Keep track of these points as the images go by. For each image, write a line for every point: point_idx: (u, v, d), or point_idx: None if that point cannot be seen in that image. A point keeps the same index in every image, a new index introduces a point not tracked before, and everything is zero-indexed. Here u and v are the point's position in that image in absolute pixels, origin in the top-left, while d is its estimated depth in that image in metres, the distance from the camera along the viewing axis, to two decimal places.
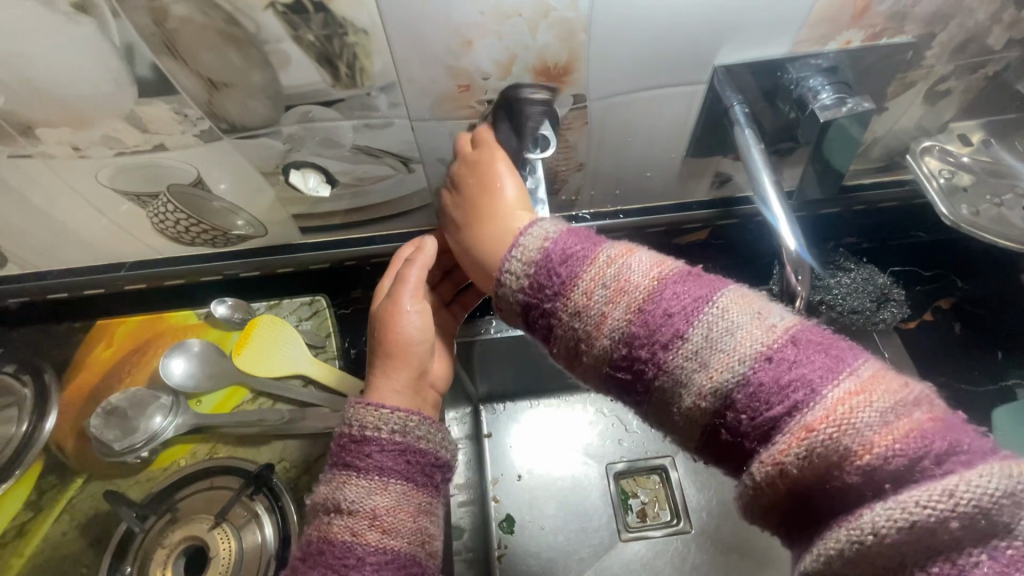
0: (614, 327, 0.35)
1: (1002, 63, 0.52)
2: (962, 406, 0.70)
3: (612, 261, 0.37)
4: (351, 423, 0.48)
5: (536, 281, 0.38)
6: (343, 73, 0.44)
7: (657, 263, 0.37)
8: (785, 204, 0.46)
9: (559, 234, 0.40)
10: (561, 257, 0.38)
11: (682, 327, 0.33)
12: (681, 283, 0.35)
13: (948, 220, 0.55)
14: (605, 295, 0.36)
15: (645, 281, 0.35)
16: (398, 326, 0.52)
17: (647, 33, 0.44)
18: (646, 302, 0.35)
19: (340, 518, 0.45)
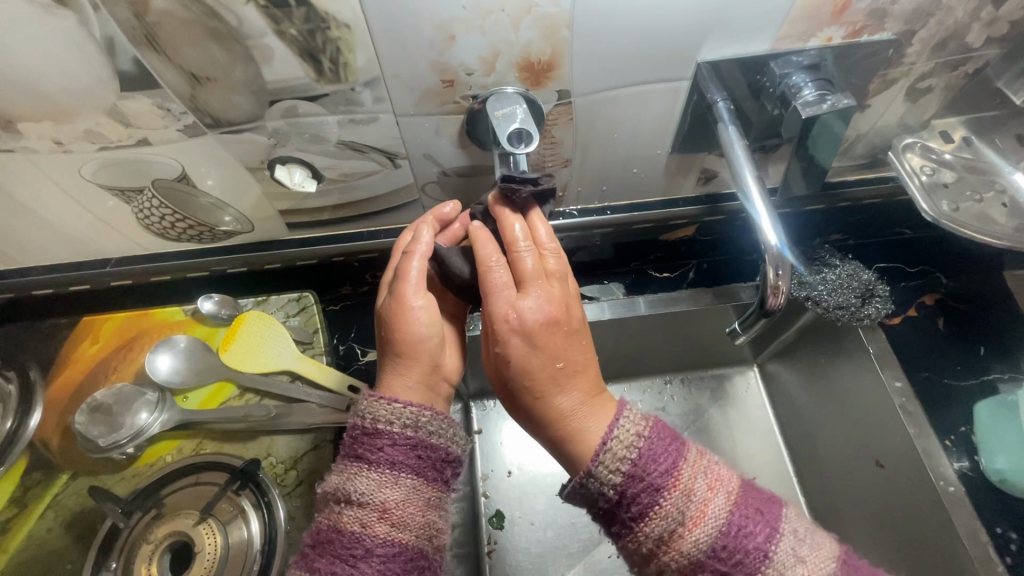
0: (694, 558, 0.42)
1: (982, 60, 0.52)
2: (945, 400, 0.71)
3: (693, 489, 0.43)
4: (365, 415, 0.48)
5: (622, 500, 0.43)
6: (327, 68, 0.44)
7: (734, 485, 0.44)
8: (768, 200, 0.47)
9: (649, 427, 0.45)
10: (653, 487, 0.42)
11: (757, 562, 0.42)
12: (752, 510, 0.44)
13: (929, 215, 0.56)
14: (688, 523, 0.42)
15: (726, 510, 0.43)
16: (405, 325, 0.50)
17: (631, 29, 0.44)
18: (731, 529, 0.42)
19: (351, 509, 0.46)
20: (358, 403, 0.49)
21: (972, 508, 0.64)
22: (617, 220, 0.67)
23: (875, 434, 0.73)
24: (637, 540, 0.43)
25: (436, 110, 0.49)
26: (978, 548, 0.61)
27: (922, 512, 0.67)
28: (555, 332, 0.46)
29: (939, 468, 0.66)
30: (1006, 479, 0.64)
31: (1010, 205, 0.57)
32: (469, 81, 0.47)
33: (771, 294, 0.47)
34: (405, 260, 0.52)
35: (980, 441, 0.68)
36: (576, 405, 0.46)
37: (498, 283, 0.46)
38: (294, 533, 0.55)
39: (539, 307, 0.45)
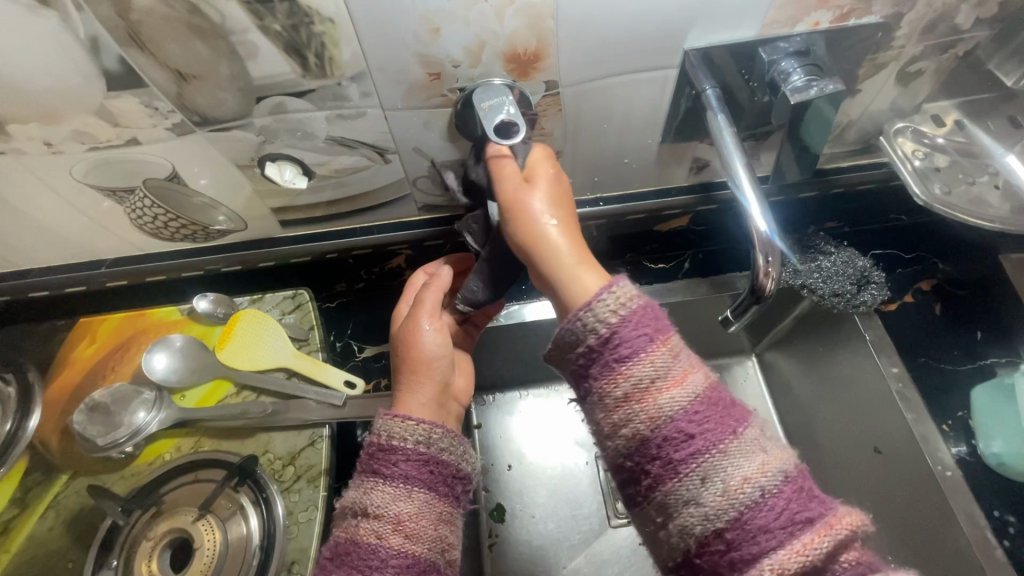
0: (658, 417, 0.39)
1: (972, 42, 0.52)
2: (943, 386, 0.71)
3: (678, 360, 0.41)
4: (381, 432, 0.49)
5: (608, 338, 0.41)
6: (312, 63, 0.44)
7: (713, 376, 0.43)
8: (757, 186, 0.46)
9: (642, 304, 0.43)
10: (637, 336, 0.41)
11: (722, 434, 0.39)
12: (726, 410, 0.41)
13: (921, 199, 0.56)
14: (657, 388, 0.40)
15: (698, 391, 0.40)
16: (418, 343, 0.55)
17: (615, 15, 0.44)
18: (697, 409, 0.40)
19: (367, 521, 0.46)
20: (374, 420, 0.51)
21: (970, 491, 0.64)
22: (609, 212, 0.67)
23: (873, 421, 0.74)
24: (610, 385, 0.41)
25: (424, 103, 0.49)
26: (975, 531, 0.61)
27: (919, 496, 0.67)
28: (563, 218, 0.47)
29: (936, 453, 0.66)
30: (1003, 463, 0.64)
31: (1002, 188, 0.57)
32: (456, 73, 0.47)
33: (762, 280, 0.46)
34: (423, 291, 0.58)
35: (977, 425, 0.67)
36: (575, 259, 0.46)
37: (505, 159, 0.48)
38: (294, 527, 0.55)
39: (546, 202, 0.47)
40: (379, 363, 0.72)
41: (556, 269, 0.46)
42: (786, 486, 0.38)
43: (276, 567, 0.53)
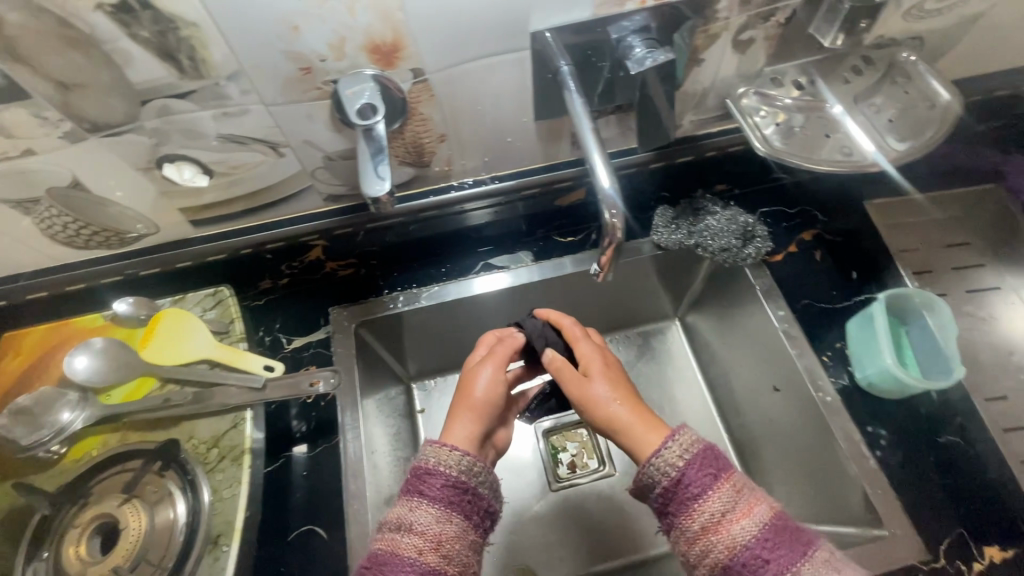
0: (734, 546, 0.45)
1: (789, 10, 0.59)
2: (825, 323, 0.78)
3: (739, 495, 0.47)
4: (426, 457, 0.55)
5: (676, 480, 0.48)
6: (187, 65, 0.48)
7: (772, 507, 0.47)
8: (603, 150, 0.52)
9: (702, 447, 0.49)
10: (699, 484, 0.47)
11: (793, 559, 0.44)
12: (794, 534, 0.46)
13: (761, 151, 0.61)
14: (721, 526, 0.46)
15: (761, 522, 0.46)
16: (473, 387, 0.63)
17: (458, 4, 0.49)
18: (762, 541, 0.45)
19: (408, 536, 0.50)
20: (424, 446, 0.56)
21: (848, 413, 0.71)
22: (505, 188, 0.73)
23: (769, 362, 0.80)
24: (682, 534, 0.47)
25: (303, 96, 0.54)
26: (852, 447, 0.68)
27: (809, 424, 0.74)
28: (624, 397, 0.59)
29: (818, 382, 0.73)
30: (872, 383, 0.72)
31: (833, 135, 0.64)
32: (325, 67, 0.51)
33: (612, 232, 0.52)
34: (498, 344, 0.68)
35: (852, 354, 0.75)
36: (630, 416, 0.56)
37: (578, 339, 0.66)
38: (219, 504, 0.58)
39: (607, 392, 0.59)
40: (309, 352, 0.79)
41: (627, 437, 0.56)
42: None
43: (201, 542, 0.56)
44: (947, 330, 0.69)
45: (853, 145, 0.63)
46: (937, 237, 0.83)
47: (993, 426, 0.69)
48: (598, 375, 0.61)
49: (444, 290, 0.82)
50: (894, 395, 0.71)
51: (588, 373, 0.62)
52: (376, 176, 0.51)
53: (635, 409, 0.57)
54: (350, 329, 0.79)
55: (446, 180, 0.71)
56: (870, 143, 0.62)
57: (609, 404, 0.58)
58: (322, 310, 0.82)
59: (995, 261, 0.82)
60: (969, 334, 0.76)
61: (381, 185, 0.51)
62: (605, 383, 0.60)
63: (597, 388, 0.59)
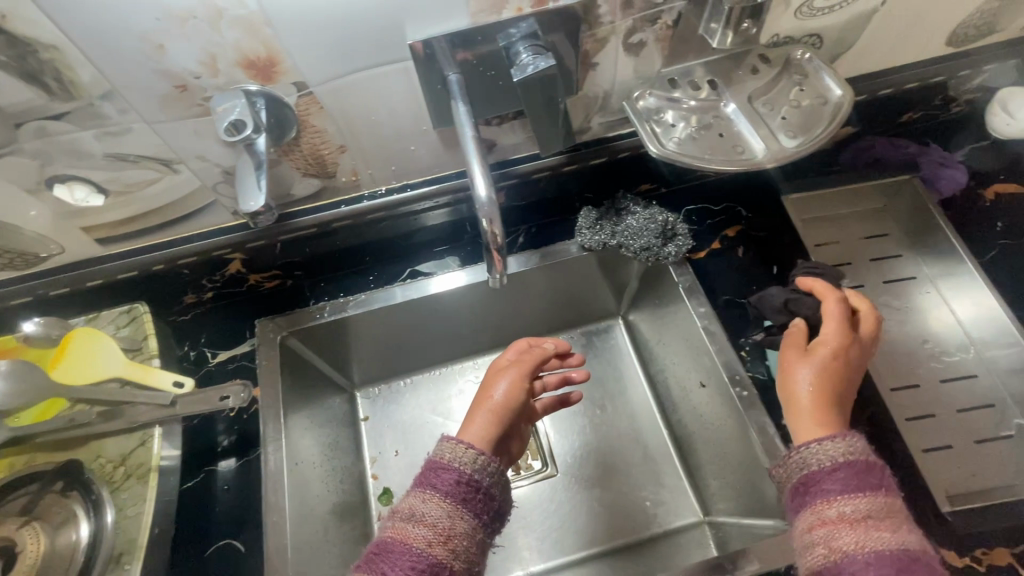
0: (861, 545, 0.45)
1: (674, 12, 0.59)
2: (745, 318, 0.79)
3: (888, 510, 0.47)
4: (442, 452, 0.60)
5: (831, 468, 0.49)
6: (55, 87, 0.48)
7: (914, 538, 0.46)
8: (484, 159, 0.53)
9: (864, 457, 0.50)
10: (849, 484, 0.48)
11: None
12: (923, 568, 0.44)
13: (654, 151, 0.61)
14: (858, 523, 0.46)
15: (897, 542, 0.45)
16: (492, 392, 0.68)
17: (326, 18, 0.49)
18: (892, 556, 0.44)
19: (417, 527, 0.54)
20: (439, 442, 0.62)
21: (764, 406, 0.72)
22: (418, 196, 0.73)
23: (695, 359, 0.81)
24: (808, 516, 0.48)
25: (185, 113, 0.54)
26: (766, 440, 0.68)
27: (726, 420, 0.76)
28: (818, 393, 0.56)
29: (737, 376, 0.73)
30: None
31: (727, 134, 0.64)
32: (201, 84, 0.52)
33: (492, 240, 0.54)
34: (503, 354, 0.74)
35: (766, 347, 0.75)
36: (810, 412, 0.55)
37: (829, 302, 0.62)
38: (124, 523, 0.60)
39: (809, 381, 0.57)
40: (233, 365, 0.79)
41: (795, 426, 0.56)
42: None
43: (105, 558, 0.57)
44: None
45: (744, 143, 0.63)
46: (857, 230, 0.85)
47: (899, 415, 0.70)
48: (811, 361, 0.58)
49: (369, 299, 0.82)
50: None
51: (812, 351, 0.59)
52: (251, 192, 0.53)
53: (818, 407, 0.55)
54: (277, 340, 0.79)
55: (357, 190, 0.72)
56: (760, 141, 0.63)
57: (801, 397, 0.56)
58: (248, 322, 0.82)
59: (913, 252, 0.83)
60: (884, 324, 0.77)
61: (254, 199, 0.53)
62: (815, 369, 0.57)
63: (799, 382, 0.57)
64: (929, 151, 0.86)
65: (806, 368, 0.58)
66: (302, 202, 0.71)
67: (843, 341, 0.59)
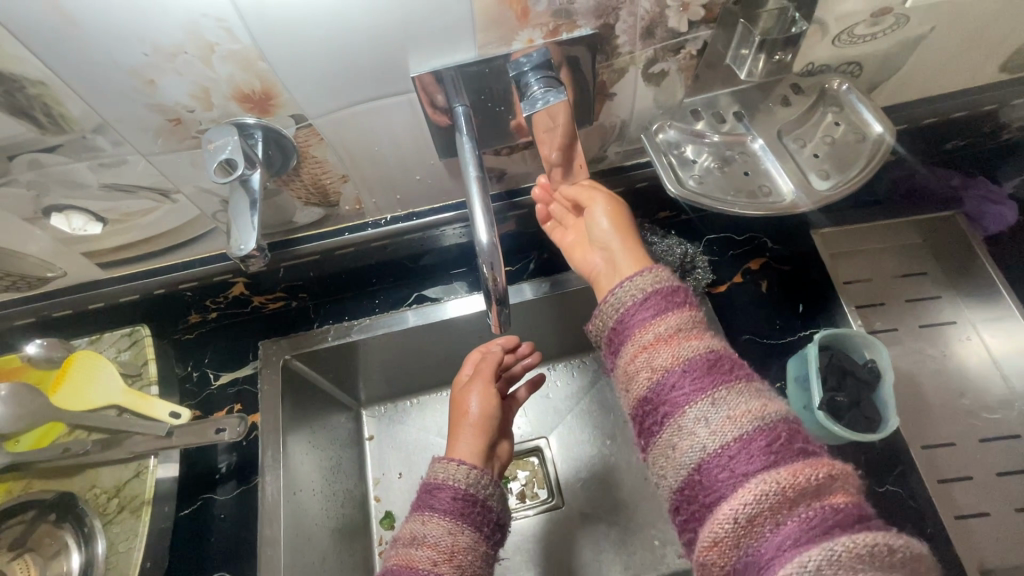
0: (679, 358, 0.43)
1: (700, 41, 0.55)
2: (766, 359, 0.73)
3: (695, 324, 0.46)
4: (437, 472, 0.59)
5: (639, 301, 0.48)
6: (46, 121, 0.47)
7: (720, 346, 0.45)
8: (488, 202, 0.50)
9: (670, 286, 0.49)
10: (658, 308, 0.47)
11: (712, 383, 0.42)
12: (733, 364, 0.44)
13: (671, 192, 0.57)
14: (671, 340, 0.45)
15: (708, 348, 0.44)
16: (466, 407, 0.68)
17: (322, 52, 0.46)
18: (703, 361, 0.43)
19: (421, 549, 0.52)
20: (432, 464, 0.61)
21: None
22: (426, 224, 0.71)
23: None
24: (629, 348, 0.46)
25: (180, 145, 0.52)
26: None
27: None
28: (615, 235, 0.59)
29: None
30: (807, 430, 0.66)
31: (751, 172, 0.60)
32: (195, 117, 0.50)
33: (494, 285, 0.51)
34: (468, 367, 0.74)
35: (788, 395, 0.70)
36: (619, 244, 0.59)
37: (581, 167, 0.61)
38: (114, 556, 0.60)
39: (604, 221, 0.60)
40: (234, 389, 0.77)
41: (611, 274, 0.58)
42: (781, 426, 0.40)
43: None
44: (878, 351, 0.66)
45: (772, 183, 0.59)
46: (892, 266, 0.79)
47: (931, 476, 0.65)
48: (600, 206, 0.60)
49: (374, 324, 0.80)
50: (832, 443, 0.66)
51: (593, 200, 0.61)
52: (246, 234, 0.50)
53: (626, 246, 0.58)
54: (279, 364, 0.77)
55: (361, 217, 0.69)
56: (789, 181, 0.59)
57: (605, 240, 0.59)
58: (250, 345, 0.80)
59: (953, 292, 0.77)
60: (917, 375, 0.72)
61: (247, 240, 0.50)
62: (608, 221, 0.60)
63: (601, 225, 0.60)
64: (976, 183, 0.79)
65: (598, 213, 0.60)
66: (305, 229, 0.69)
67: (614, 194, 0.62)
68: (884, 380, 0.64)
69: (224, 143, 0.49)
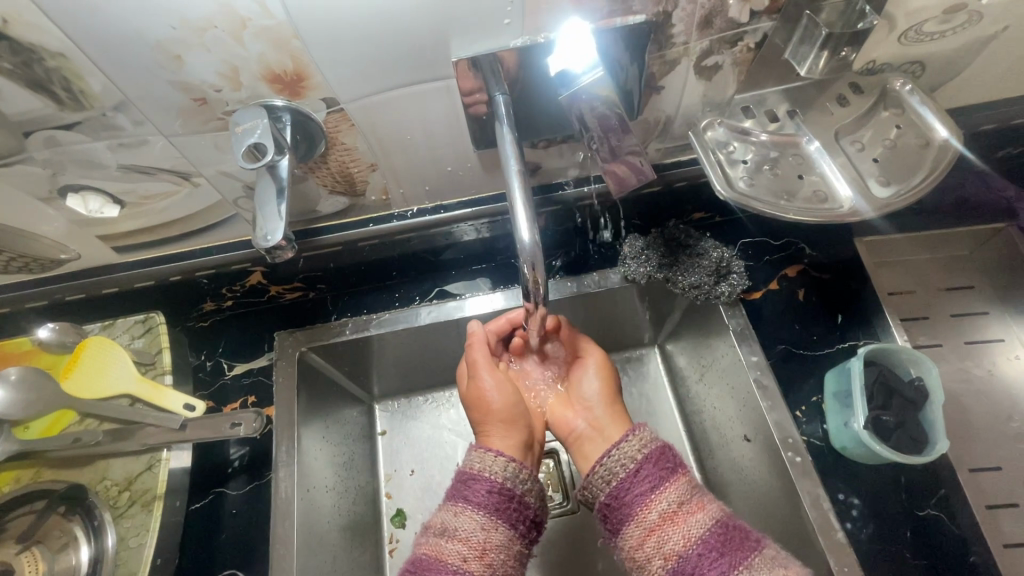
0: (690, 538, 0.47)
1: (759, 34, 0.51)
2: (803, 371, 0.70)
3: (693, 491, 0.51)
4: (472, 462, 0.55)
5: (620, 488, 0.52)
6: (64, 97, 0.44)
7: (718, 511, 0.50)
8: (530, 199, 0.47)
9: (658, 446, 0.54)
10: (652, 480, 0.51)
11: (731, 559, 0.46)
12: (739, 532, 0.48)
13: (722, 194, 0.54)
14: (677, 517, 0.49)
15: (713, 518, 0.49)
16: (489, 403, 0.64)
17: (360, 32, 0.43)
18: (715, 535, 0.47)
19: (452, 543, 0.50)
20: (468, 451, 0.57)
21: (820, 477, 0.62)
22: (453, 218, 0.68)
23: (741, 408, 0.69)
24: (636, 528, 0.49)
25: (204, 127, 0.49)
26: (820, 516, 0.59)
27: (781, 491, 0.63)
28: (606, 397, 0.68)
29: (791, 438, 0.63)
30: (846, 446, 0.63)
31: (806, 175, 0.57)
32: (221, 97, 0.47)
33: (532, 285, 0.50)
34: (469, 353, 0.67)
35: (826, 410, 0.66)
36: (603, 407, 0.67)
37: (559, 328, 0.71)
38: (122, 552, 0.58)
39: (592, 382, 0.69)
40: (249, 380, 0.75)
41: (598, 435, 0.65)
42: None
43: None
44: (925, 368, 0.63)
45: (829, 189, 0.56)
46: (937, 279, 0.76)
47: (976, 501, 0.63)
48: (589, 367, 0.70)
49: (394, 318, 0.77)
50: (873, 462, 0.63)
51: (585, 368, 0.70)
52: (274, 227, 0.48)
53: (610, 405, 0.68)
54: (295, 356, 0.74)
55: (387, 208, 0.67)
56: (847, 187, 0.55)
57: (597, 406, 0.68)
58: (266, 336, 0.78)
59: (1000, 308, 0.74)
60: (962, 394, 0.69)
61: (273, 232, 0.48)
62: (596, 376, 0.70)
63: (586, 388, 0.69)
64: None
65: (588, 377, 0.70)
66: (328, 218, 0.66)
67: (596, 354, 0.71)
68: (931, 400, 0.62)
69: (253, 124, 0.46)
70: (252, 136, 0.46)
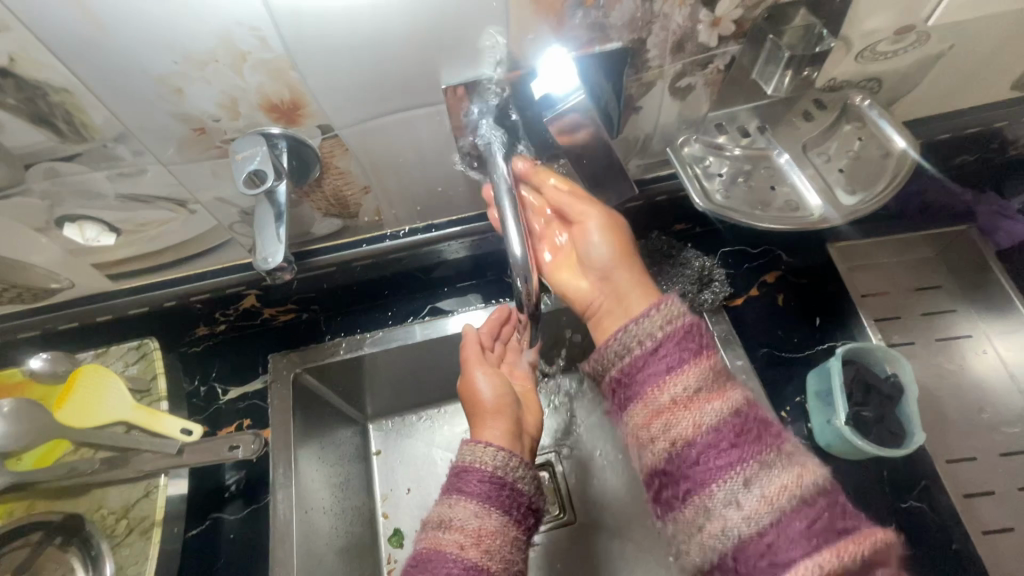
0: (700, 423, 0.46)
1: (727, 56, 0.55)
2: (786, 373, 0.73)
3: (715, 377, 0.49)
4: (464, 455, 0.57)
5: (635, 364, 0.51)
6: (66, 129, 0.45)
7: (740, 401, 0.48)
8: (521, 215, 0.49)
9: (684, 323, 0.51)
10: (672, 358, 0.49)
11: (746, 453, 0.44)
12: (760, 427, 0.46)
13: (700, 206, 0.57)
14: (693, 402, 0.47)
15: (731, 407, 0.47)
16: (479, 395, 0.65)
17: (355, 62, 0.45)
18: (730, 427, 0.46)
19: (449, 533, 0.50)
20: (460, 447, 0.58)
21: None
22: (444, 237, 0.70)
23: None
24: (642, 403, 0.49)
25: (203, 155, 0.51)
26: None
27: None
28: None
29: None
30: (830, 444, 0.66)
31: (778, 186, 0.60)
32: (220, 126, 0.49)
33: (527, 298, 0.51)
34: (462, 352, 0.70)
35: (809, 409, 0.69)
36: None
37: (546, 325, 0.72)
38: None
39: None
40: (243, 404, 0.75)
41: None
42: (821, 495, 0.43)
43: None
44: (900, 365, 0.66)
45: (799, 199, 0.59)
46: (907, 280, 0.80)
47: (955, 491, 0.66)
48: None
49: (388, 336, 0.78)
50: (856, 458, 0.65)
51: None
52: (274, 250, 0.49)
53: None
54: (290, 377, 0.75)
55: (380, 229, 0.68)
56: (816, 197, 0.59)
57: None
58: (260, 358, 0.79)
59: (967, 307, 0.78)
60: (936, 389, 0.72)
61: (273, 254, 0.49)
62: None
63: None
64: (987, 199, 0.79)
65: None
66: (322, 240, 0.68)
67: None
68: (907, 395, 0.65)
69: (254, 154, 0.48)
70: (252, 164, 0.48)
